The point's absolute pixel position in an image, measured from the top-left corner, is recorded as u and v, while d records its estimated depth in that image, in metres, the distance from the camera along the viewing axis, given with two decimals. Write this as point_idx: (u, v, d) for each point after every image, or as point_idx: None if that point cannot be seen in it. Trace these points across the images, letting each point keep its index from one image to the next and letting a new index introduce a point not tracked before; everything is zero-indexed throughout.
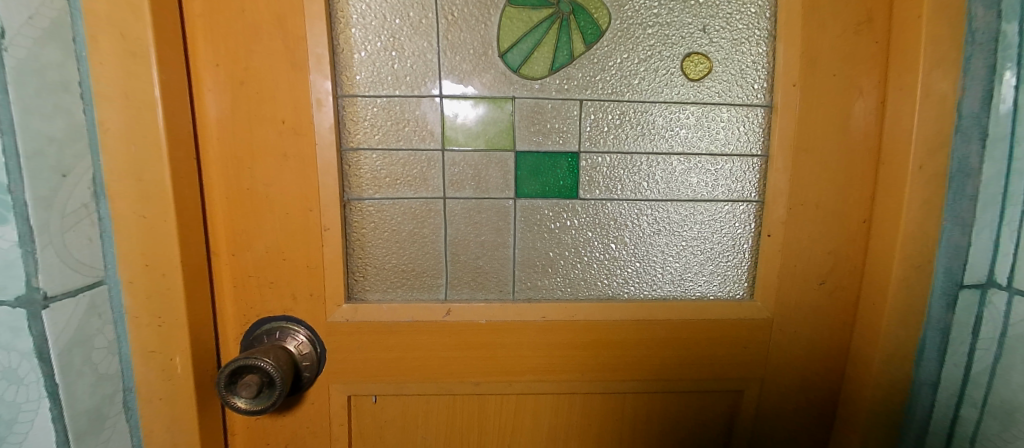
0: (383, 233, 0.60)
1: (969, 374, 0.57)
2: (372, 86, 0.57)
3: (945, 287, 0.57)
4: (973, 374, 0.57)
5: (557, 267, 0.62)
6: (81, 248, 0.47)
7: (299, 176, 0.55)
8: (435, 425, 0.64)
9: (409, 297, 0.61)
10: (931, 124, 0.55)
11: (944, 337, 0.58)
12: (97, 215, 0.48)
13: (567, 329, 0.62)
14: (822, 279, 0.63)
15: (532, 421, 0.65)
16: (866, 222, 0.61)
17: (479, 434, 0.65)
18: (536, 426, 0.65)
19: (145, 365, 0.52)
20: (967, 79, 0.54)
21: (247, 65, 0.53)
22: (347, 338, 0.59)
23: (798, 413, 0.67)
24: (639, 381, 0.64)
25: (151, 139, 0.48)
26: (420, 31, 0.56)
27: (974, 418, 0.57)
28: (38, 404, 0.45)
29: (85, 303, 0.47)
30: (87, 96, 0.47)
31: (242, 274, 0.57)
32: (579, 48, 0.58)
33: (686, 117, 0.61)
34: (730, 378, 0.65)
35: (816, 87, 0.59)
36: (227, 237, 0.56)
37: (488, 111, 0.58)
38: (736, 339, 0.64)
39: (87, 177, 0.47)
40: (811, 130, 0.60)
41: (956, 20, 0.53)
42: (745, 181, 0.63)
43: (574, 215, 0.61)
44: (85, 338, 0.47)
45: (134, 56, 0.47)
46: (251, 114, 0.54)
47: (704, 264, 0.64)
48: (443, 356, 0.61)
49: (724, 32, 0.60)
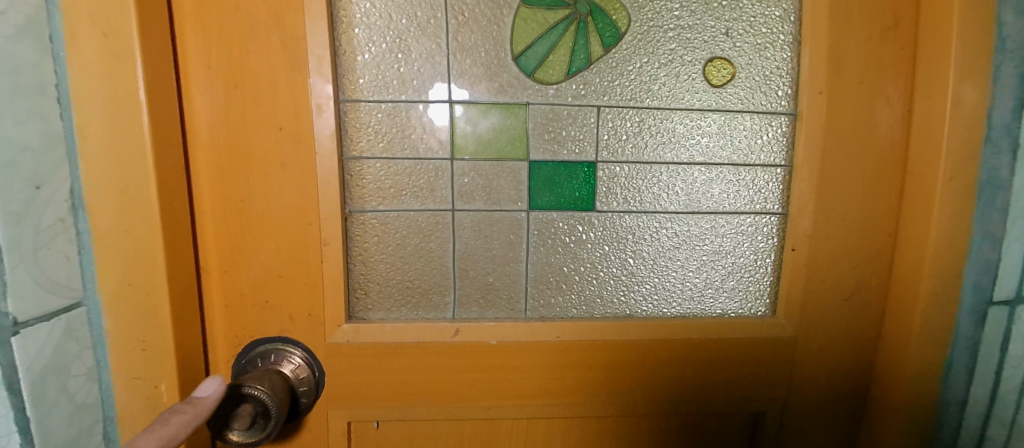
0: (387, 248, 0.56)
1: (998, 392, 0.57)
2: (377, 91, 0.53)
3: (974, 304, 0.55)
4: (1001, 392, 0.57)
5: (571, 283, 0.59)
6: (57, 268, 0.42)
7: (297, 186, 0.51)
8: None
9: (414, 316, 0.57)
10: (961, 133, 0.52)
11: (972, 355, 0.56)
12: (75, 230, 0.44)
13: (582, 349, 0.58)
14: (848, 294, 0.59)
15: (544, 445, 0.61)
16: (891, 235, 0.58)
17: None
18: None
19: (127, 393, 0.48)
20: (997, 87, 0.51)
21: (243, 67, 0.49)
22: (348, 361, 0.55)
23: (821, 436, 0.63)
24: (656, 403, 0.61)
25: (137, 148, 0.44)
26: (428, 32, 0.53)
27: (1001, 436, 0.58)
28: (7, 440, 0.40)
29: (61, 327, 0.43)
30: (65, 100, 0.43)
31: (234, 291, 0.53)
32: (597, 52, 0.55)
33: (708, 126, 0.58)
34: (752, 400, 0.62)
35: (842, 94, 0.56)
36: (218, 252, 0.52)
37: (500, 119, 0.54)
38: (759, 359, 0.61)
39: (63, 189, 0.43)
40: (838, 140, 0.56)
41: (988, 25, 0.50)
42: (769, 192, 0.59)
43: (590, 228, 0.58)
44: (61, 365, 0.43)
45: (118, 56, 0.43)
46: (245, 120, 0.50)
47: (726, 279, 0.61)
48: (451, 380, 0.57)
49: (747, 36, 0.57)
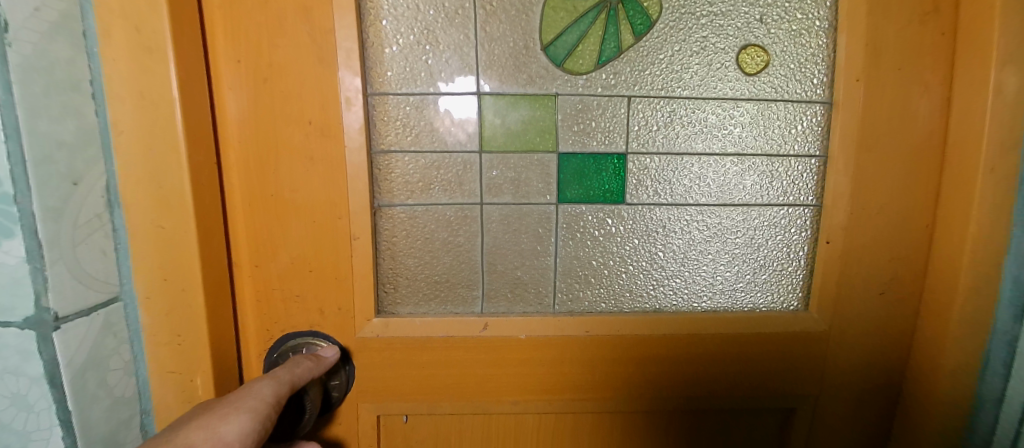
0: (415, 242, 0.56)
1: None
2: (404, 83, 0.52)
3: (1013, 297, 0.53)
4: None
5: (600, 276, 0.58)
6: (95, 263, 0.43)
7: (326, 181, 0.51)
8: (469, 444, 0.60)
9: (443, 310, 0.57)
10: (1005, 121, 0.50)
11: (1012, 351, 0.54)
12: (110, 226, 0.45)
13: (611, 343, 0.58)
14: (884, 288, 0.58)
15: (571, 439, 0.61)
16: (928, 227, 0.56)
17: None
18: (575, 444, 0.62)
19: (163, 386, 0.48)
20: None
21: (271, 60, 0.49)
22: (377, 355, 0.55)
23: (854, 432, 0.62)
24: (685, 398, 0.60)
25: (169, 143, 0.44)
26: (456, 23, 0.52)
27: None
28: (50, 433, 0.42)
29: (99, 322, 0.43)
30: (99, 97, 0.43)
31: (265, 286, 0.53)
32: (628, 40, 0.53)
33: (740, 115, 0.56)
34: (783, 396, 0.61)
35: (880, 82, 0.53)
36: (249, 247, 0.52)
37: (529, 111, 0.54)
38: (792, 354, 0.59)
39: (98, 185, 0.43)
40: (876, 130, 0.54)
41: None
42: (803, 183, 0.58)
43: (620, 222, 0.57)
44: (99, 359, 0.43)
45: (149, 51, 0.43)
46: (273, 114, 0.50)
47: (757, 273, 0.60)
48: (480, 374, 0.57)
49: (782, 23, 0.55)
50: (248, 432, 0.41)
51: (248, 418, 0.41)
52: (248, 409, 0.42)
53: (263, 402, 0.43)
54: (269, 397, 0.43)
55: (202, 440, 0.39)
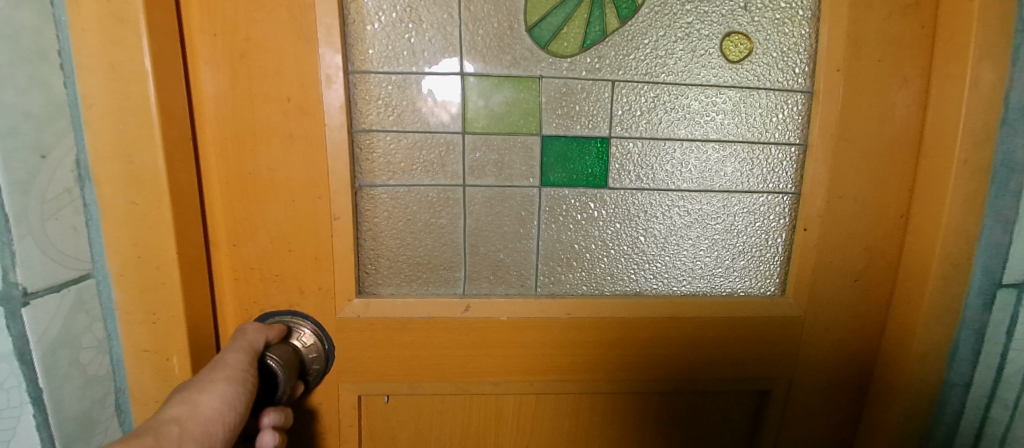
0: (397, 223, 0.55)
1: (1002, 373, 0.56)
2: (386, 62, 0.52)
3: (982, 286, 0.54)
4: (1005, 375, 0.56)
5: (581, 260, 0.59)
6: (65, 239, 0.42)
7: (306, 159, 0.50)
8: (450, 425, 0.61)
9: (425, 291, 0.57)
10: (980, 114, 0.51)
11: (979, 338, 0.55)
12: (81, 201, 0.44)
13: (590, 326, 0.58)
14: (857, 275, 0.59)
15: (551, 420, 0.62)
16: (903, 217, 0.57)
17: (495, 435, 0.62)
18: (555, 425, 0.63)
19: (138, 366, 0.48)
20: (1015, 69, 0.50)
21: (248, 35, 0.48)
22: (358, 336, 0.55)
23: (825, 415, 0.64)
24: (663, 380, 0.61)
25: (142, 117, 0.43)
26: (440, 2, 0.51)
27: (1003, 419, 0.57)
28: (21, 410, 0.40)
29: (70, 299, 0.43)
30: (67, 67, 0.42)
31: (243, 265, 0.53)
32: (613, 24, 0.53)
33: (723, 102, 0.56)
34: (758, 380, 0.62)
35: (859, 73, 0.54)
36: (226, 225, 0.51)
37: (513, 93, 0.53)
38: (767, 338, 0.61)
39: (68, 159, 0.42)
40: (855, 121, 0.55)
41: (1009, 3, 0.49)
42: (782, 171, 0.58)
43: (602, 206, 0.57)
44: (71, 337, 0.43)
45: (121, 22, 0.42)
46: (251, 91, 0.49)
47: (736, 258, 0.61)
48: (461, 355, 0.58)
49: (766, 10, 0.55)
50: (234, 395, 0.40)
51: (227, 384, 0.40)
52: (224, 378, 0.41)
53: (238, 369, 0.43)
54: (241, 364, 0.43)
55: (185, 413, 0.37)
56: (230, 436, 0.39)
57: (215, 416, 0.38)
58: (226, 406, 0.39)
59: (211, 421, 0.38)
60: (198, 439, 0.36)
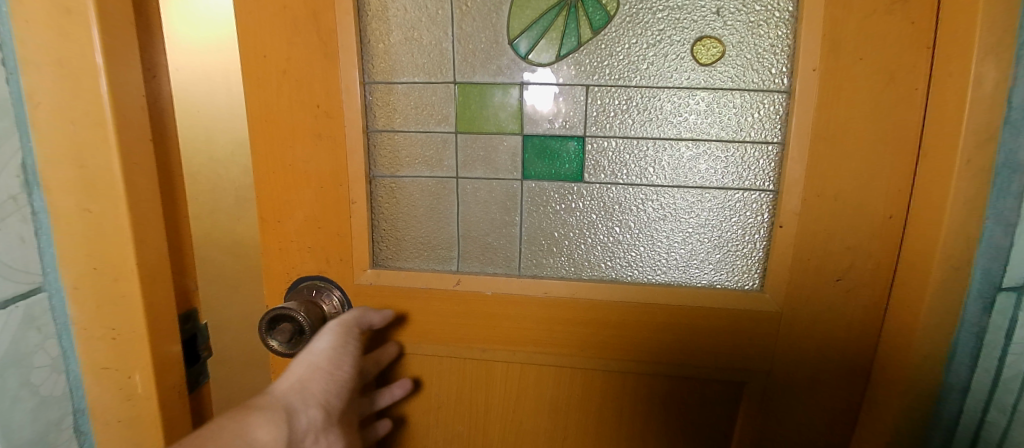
0: (404, 208, 0.58)
1: (1000, 378, 0.50)
2: (395, 73, 0.54)
3: (981, 290, 0.48)
4: (1003, 379, 0.50)
5: (561, 246, 0.58)
6: (11, 251, 0.38)
7: (331, 155, 0.54)
8: (446, 383, 0.62)
9: (425, 267, 0.59)
10: (981, 116, 0.45)
11: (977, 342, 0.50)
12: (30, 209, 0.40)
13: (570, 306, 0.57)
14: (839, 274, 0.55)
15: (536, 389, 0.62)
16: (892, 217, 0.52)
17: (487, 391, 0.62)
18: (539, 396, 0.62)
19: (99, 383, 0.45)
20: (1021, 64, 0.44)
21: (287, 55, 0.52)
22: (371, 301, 0.58)
23: (811, 418, 0.59)
24: (641, 361, 0.59)
25: (94, 117, 0.40)
26: (437, 23, 0.53)
27: (1001, 423, 0.51)
28: None
29: (19, 315, 0.39)
30: (11, 63, 0.38)
31: (284, 241, 0.57)
32: (587, 35, 0.52)
33: (695, 104, 0.54)
34: (731, 369, 0.58)
35: (841, 71, 0.50)
36: (271, 203, 0.56)
37: (495, 98, 0.54)
38: (741, 330, 0.57)
39: (14, 162, 0.39)
40: (840, 120, 0.51)
41: None
42: (758, 169, 0.55)
43: (579, 197, 0.56)
44: (22, 355, 0.39)
45: (69, 12, 0.39)
46: (288, 95, 0.53)
47: (713, 251, 0.57)
48: (451, 323, 0.59)
49: (740, 14, 0.52)
50: (344, 359, 0.49)
51: (340, 348, 0.50)
52: (340, 340, 0.50)
53: (350, 333, 0.51)
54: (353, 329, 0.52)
55: (308, 372, 0.46)
56: (342, 392, 0.48)
57: (330, 378, 0.47)
58: (338, 368, 0.48)
59: (327, 381, 0.47)
60: (320, 392, 0.46)
